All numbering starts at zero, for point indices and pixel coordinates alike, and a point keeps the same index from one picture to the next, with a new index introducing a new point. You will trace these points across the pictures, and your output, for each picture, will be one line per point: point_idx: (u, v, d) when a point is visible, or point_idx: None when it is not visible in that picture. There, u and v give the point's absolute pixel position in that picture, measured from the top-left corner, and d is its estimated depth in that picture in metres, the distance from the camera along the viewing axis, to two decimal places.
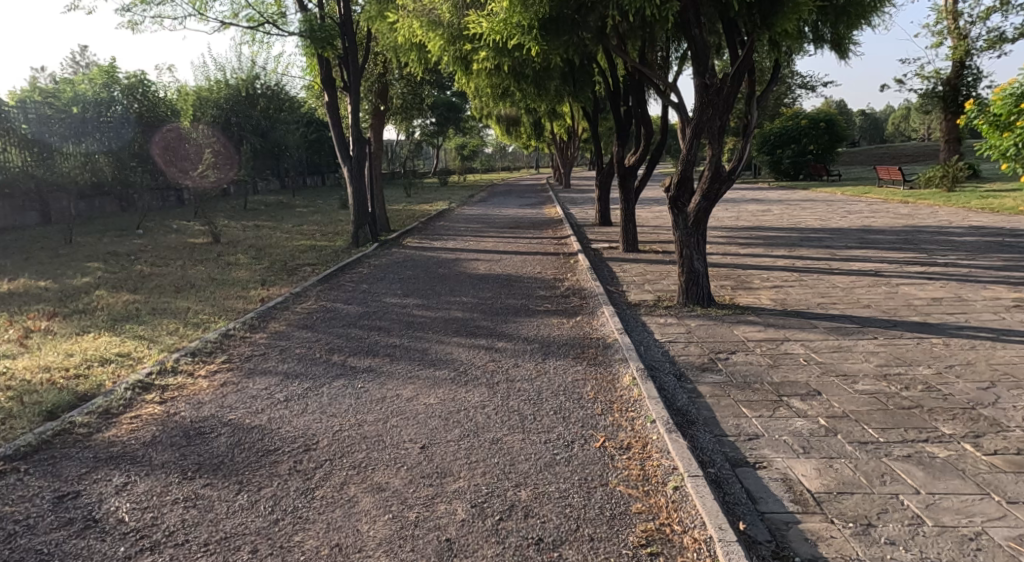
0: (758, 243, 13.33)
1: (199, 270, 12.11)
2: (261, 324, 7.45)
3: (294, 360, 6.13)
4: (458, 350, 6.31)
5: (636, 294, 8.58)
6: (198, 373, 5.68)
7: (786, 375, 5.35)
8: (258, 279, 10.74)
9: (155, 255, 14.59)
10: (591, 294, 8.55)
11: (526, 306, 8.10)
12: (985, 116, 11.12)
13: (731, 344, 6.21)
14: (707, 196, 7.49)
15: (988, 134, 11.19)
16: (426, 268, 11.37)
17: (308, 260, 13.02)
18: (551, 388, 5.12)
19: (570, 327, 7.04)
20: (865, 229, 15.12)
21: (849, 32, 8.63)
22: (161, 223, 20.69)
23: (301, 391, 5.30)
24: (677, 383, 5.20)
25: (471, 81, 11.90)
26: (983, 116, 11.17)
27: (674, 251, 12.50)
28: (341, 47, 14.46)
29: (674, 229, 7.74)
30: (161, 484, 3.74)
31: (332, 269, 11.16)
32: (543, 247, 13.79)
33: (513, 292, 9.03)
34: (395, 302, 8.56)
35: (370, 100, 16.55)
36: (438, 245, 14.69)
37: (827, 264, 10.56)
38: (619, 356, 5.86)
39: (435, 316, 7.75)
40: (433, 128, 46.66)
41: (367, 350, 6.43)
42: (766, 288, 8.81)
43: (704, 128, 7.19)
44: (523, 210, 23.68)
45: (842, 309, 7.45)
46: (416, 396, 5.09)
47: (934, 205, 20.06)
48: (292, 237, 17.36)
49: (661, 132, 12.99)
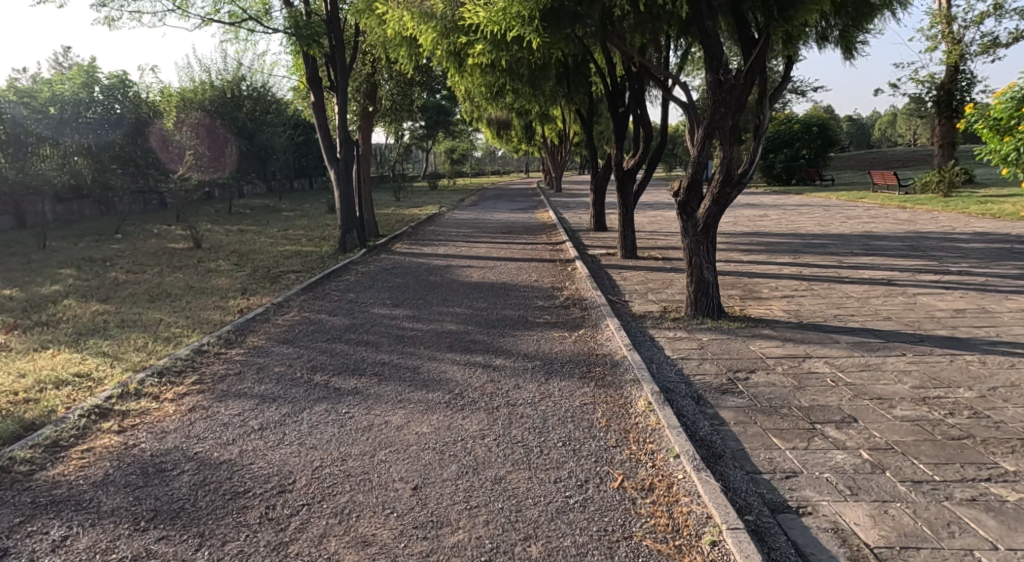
0: (760, 250, 12.91)
1: (177, 277, 11.53)
2: (237, 338, 6.89)
3: (272, 380, 5.58)
4: (453, 369, 5.80)
5: (640, 305, 8.10)
6: (164, 397, 5.11)
7: (814, 398, 4.86)
8: (238, 288, 10.17)
9: (132, 260, 13.98)
10: (592, 304, 8.06)
11: (524, 318, 7.59)
12: (984, 120, 10.60)
13: (749, 362, 5.74)
14: (718, 200, 7.01)
15: (987, 139, 10.66)
16: (417, 276, 10.84)
17: (292, 266, 12.46)
18: (556, 415, 4.60)
19: (572, 342, 6.54)
20: (868, 235, 14.72)
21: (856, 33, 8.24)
22: (141, 228, 20.05)
23: (279, 417, 4.76)
24: (696, 408, 4.71)
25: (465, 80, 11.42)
26: (982, 120, 10.65)
27: (674, 258, 12.04)
28: (328, 45, 13.96)
29: (683, 235, 7.26)
30: (108, 539, 3.20)
31: (317, 277, 10.62)
32: (538, 253, 13.29)
33: (510, 302, 8.53)
34: (384, 314, 8.03)
35: (358, 101, 16.02)
36: (429, 250, 14.18)
37: (836, 272, 10.12)
38: (630, 376, 5.36)
39: (427, 329, 7.22)
40: (422, 131, 46.17)
41: (352, 368, 5.89)
42: (777, 299, 8.35)
43: (717, 128, 6.70)
44: (514, 215, 23.23)
45: (861, 322, 7.00)
46: (406, 423, 4.56)
47: (932, 210, 19.78)
48: (276, 242, 16.79)
49: (661, 135, 12.52)
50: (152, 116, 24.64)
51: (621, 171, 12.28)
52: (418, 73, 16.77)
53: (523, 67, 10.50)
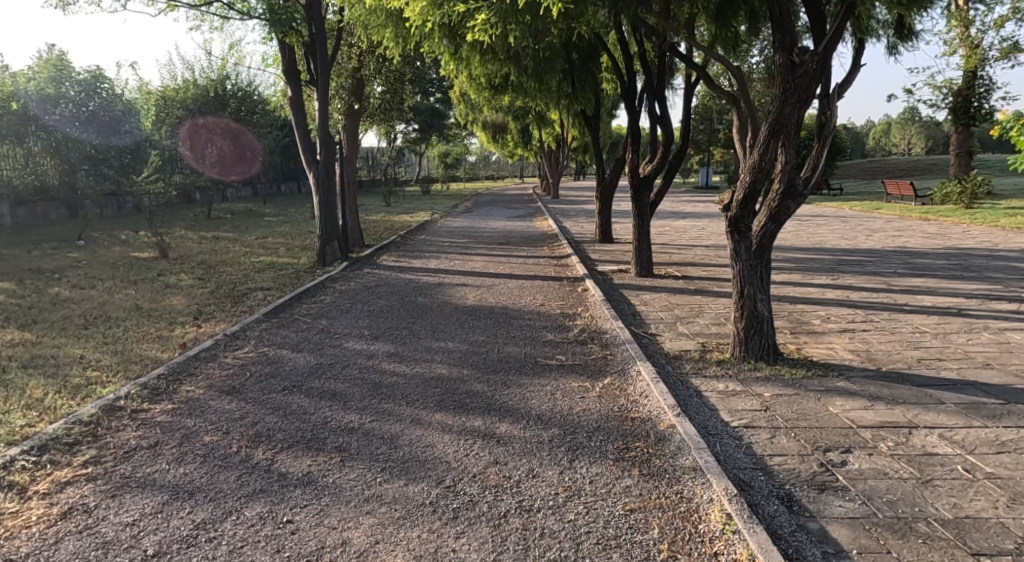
0: (789, 268, 11.54)
1: (126, 294, 10.06)
2: (168, 387, 5.40)
3: (195, 459, 4.09)
4: (445, 442, 4.32)
5: (672, 342, 6.66)
6: (34, 490, 3.65)
7: (956, 504, 3.42)
8: (194, 310, 8.69)
9: (84, 272, 12.47)
10: (614, 341, 6.61)
11: (531, 360, 6.14)
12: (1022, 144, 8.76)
13: (838, 436, 4.32)
14: (777, 217, 5.58)
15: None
16: (403, 297, 9.39)
17: (262, 282, 11.03)
18: (592, 535, 3.19)
19: (598, 399, 5.07)
20: (904, 251, 13.38)
21: (911, 16, 7.04)
22: (107, 233, 18.52)
23: (188, 530, 3.30)
24: (794, 524, 3.27)
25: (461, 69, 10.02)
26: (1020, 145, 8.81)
27: (695, 277, 10.67)
28: (308, 33, 12.52)
29: (733, 258, 5.82)
30: None
31: (286, 297, 9.19)
32: (541, 268, 11.86)
33: (514, 334, 7.09)
34: (360, 351, 6.56)
35: (343, 98, 14.57)
36: (418, 263, 12.73)
37: (889, 297, 8.73)
38: (686, 460, 3.90)
39: (411, 376, 5.75)
40: (415, 134, 44.80)
41: (307, 439, 4.40)
42: (835, 334, 6.93)
43: (785, 125, 5.24)
44: (510, 223, 21.81)
45: (958, 371, 5.59)
46: (372, 548, 3.13)
47: (959, 223, 18.48)
48: (251, 252, 15.31)
49: (681, 136, 11.05)
50: (127, 115, 23.20)
51: (637, 178, 10.76)
52: (408, 67, 15.35)
53: (524, 50, 9.13)
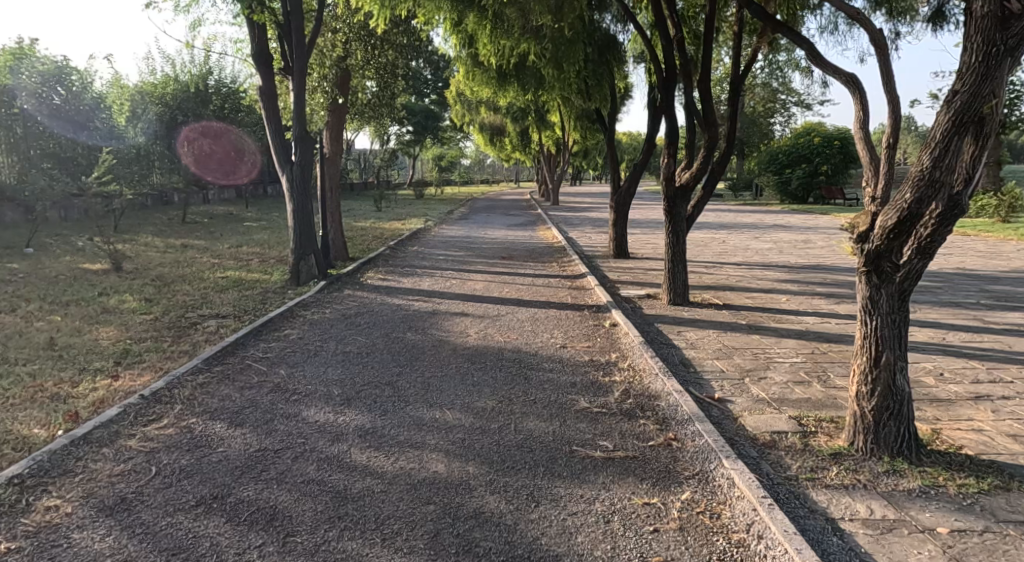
0: (847, 294, 9.79)
1: (50, 319, 8.27)
2: (19, 502, 3.56)
3: None
4: None
5: (755, 417, 4.86)
6: None
7: None
8: (120, 348, 6.85)
9: (15, 287, 10.65)
10: (678, 414, 4.79)
11: (567, 449, 4.33)
12: None
13: None
14: (930, 253, 3.78)
15: None
16: (387, 332, 7.53)
17: (219, 306, 9.23)
18: None
19: (684, 541, 3.28)
20: (969, 273, 11.67)
21: None
22: (62, 239, 16.61)
23: None
24: None
25: (469, 43, 8.36)
26: None
27: (741, 307, 8.90)
28: (282, 11, 10.70)
29: (864, 307, 4.04)
30: None
31: (241, 331, 7.39)
32: (555, 292, 10.07)
33: (534, 398, 5.26)
34: (323, 427, 4.70)
35: (325, 91, 12.70)
36: (409, 282, 10.94)
37: (1000, 342, 6.92)
38: None
39: (393, 478, 3.94)
40: (409, 136, 43.22)
41: None
42: (969, 403, 5.12)
43: (976, 111, 3.44)
44: (509, 232, 20.03)
45: None
46: None
47: (1007, 239, 16.64)
48: (218, 264, 13.53)
49: (726, 137, 9.18)
50: (92, 109, 21.46)
51: (672, 187, 8.98)
52: (401, 59, 13.34)
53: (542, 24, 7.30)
